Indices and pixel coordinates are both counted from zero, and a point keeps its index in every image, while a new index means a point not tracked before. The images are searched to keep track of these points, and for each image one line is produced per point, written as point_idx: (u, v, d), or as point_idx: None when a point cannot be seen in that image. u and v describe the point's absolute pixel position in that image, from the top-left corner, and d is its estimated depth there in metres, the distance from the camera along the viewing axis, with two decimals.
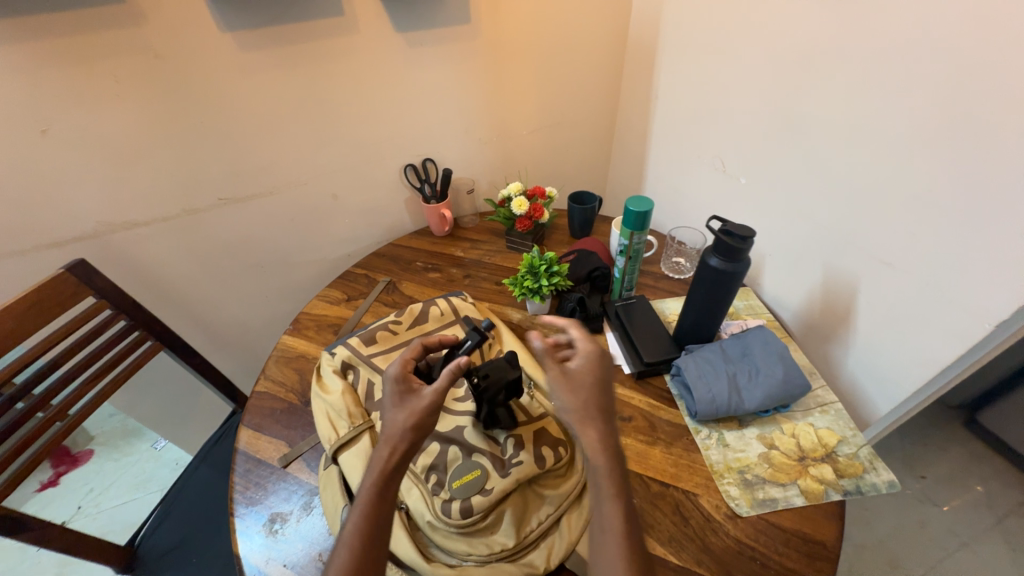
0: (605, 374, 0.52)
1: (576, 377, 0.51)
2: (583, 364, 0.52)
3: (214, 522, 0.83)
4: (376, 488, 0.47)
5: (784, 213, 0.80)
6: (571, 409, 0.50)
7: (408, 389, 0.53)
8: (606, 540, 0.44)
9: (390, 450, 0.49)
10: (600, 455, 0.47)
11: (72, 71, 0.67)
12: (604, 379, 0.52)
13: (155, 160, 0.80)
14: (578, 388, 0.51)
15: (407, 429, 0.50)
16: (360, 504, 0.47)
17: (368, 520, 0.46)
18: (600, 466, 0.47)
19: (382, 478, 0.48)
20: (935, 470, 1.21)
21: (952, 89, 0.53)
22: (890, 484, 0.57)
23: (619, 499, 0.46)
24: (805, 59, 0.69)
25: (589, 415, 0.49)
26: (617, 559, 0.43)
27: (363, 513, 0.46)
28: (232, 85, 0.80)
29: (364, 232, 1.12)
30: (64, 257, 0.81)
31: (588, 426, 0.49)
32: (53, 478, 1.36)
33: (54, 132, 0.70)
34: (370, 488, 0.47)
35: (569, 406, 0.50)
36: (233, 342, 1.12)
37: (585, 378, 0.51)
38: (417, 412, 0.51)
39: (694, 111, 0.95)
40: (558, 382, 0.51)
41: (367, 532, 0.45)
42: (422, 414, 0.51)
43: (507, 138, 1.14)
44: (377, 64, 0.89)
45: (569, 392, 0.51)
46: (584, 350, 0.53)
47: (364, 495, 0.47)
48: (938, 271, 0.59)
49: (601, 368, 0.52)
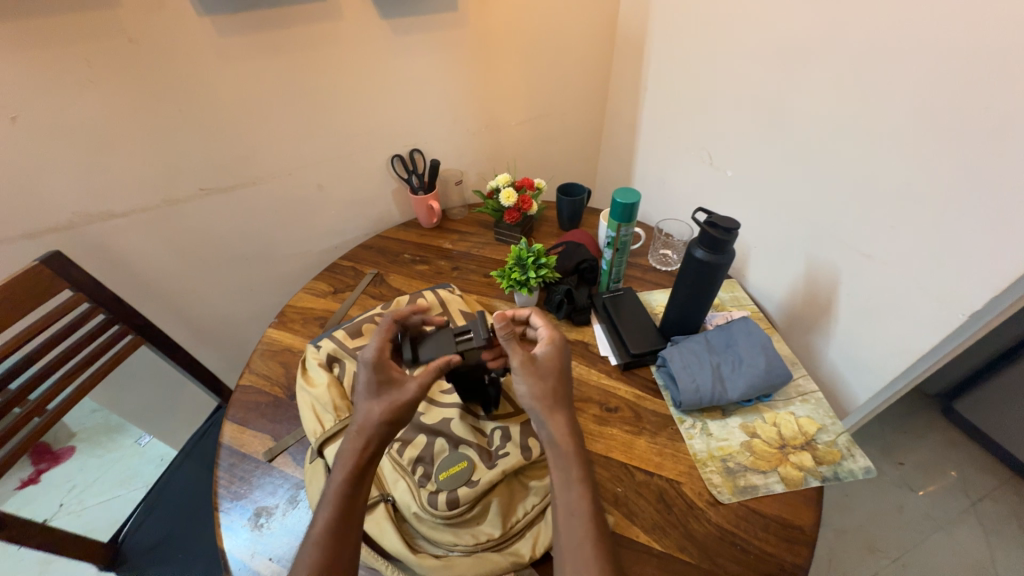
0: (566, 364, 0.57)
1: (541, 365, 0.55)
2: (547, 352, 0.57)
3: (200, 517, 0.82)
4: (348, 481, 0.49)
5: (769, 205, 0.81)
6: (538, 394, 0.53)
7: (389, 379, 0.54)
8: (574, 522, 0.46)
9: (364, 442, 0.51)
10: (569, 441, 0.50)
11: (42, 55, 0.65)
12: (564, 368, 0.56)
13: (132, 149, 0.78)
14: (545, 374, 0.55)
15: (380, 418, 0.51)
16: (332, 497, 0.48)
17: (339, 513, 0.47)
18: (567, 451, 0.50)
19: (352, 472, 0.49)
20: (913, 457, 1.24)
21: (932, 82, 0.53)
22: (866, 470, 0.59)
23: (585, 483, 0.48)
24: (791, 50, 0.70)
25: (554, 399, 0.53)
26: (586, 543, 0.45)
27: (336, 505, 0.47)
28: (211, 72, 0.77)
29: (351, 224, 1.11)
30: (38, 249, 0.79)
31: (555, 412, 0.52)
32: (33, 475, 1.32)
33: (24, 119, 0.68)
34: (342, 480, 0.48)
35: (537, 391, 0.53)
36: (218, 335, 1.11)
37: (550, 366, 0.56)
38: (392, 403, 0.52)
39: (682, 102, 0.95)
40: (526, 367, 0.55)
41: (340, 523, 0.46)
42: (396, 405, 0.52)
43: (495, 129, 1.13)
44: (362, 51, 0.87)
45: (535, 377, 0.54)
46: (548, 340, 0.58)
47: (336, 487, 0.48)
48: (916, 263, 0.60)
49: (561, 359, 0.57)
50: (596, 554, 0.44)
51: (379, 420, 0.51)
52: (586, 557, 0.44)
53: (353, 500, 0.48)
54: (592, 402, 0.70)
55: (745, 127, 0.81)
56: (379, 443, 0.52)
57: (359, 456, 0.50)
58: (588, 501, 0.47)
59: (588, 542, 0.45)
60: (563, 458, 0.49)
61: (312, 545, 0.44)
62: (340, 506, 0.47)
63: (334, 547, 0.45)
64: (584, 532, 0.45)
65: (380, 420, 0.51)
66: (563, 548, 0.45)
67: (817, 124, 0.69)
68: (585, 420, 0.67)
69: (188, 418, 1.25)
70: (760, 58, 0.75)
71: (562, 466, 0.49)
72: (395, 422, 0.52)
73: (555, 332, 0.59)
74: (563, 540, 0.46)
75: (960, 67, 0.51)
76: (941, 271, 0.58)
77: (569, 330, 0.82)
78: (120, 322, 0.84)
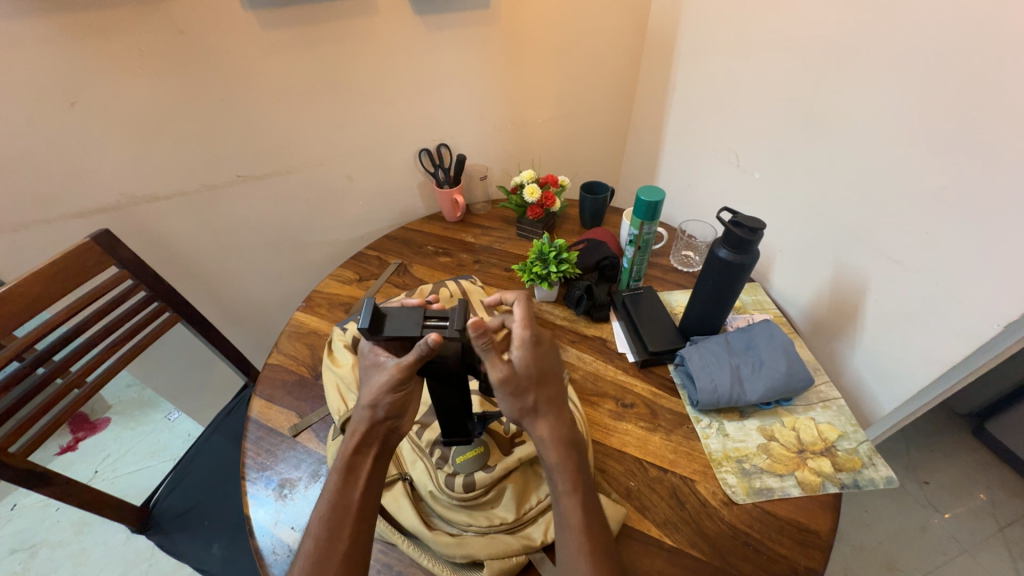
0: (545, 366, 0.52)
1: (518, 379, 0.50)
2: (521, 358, 0.51)
3: (225, 489, 0.86)
4: (341, 474, 0.50)
5: (797, 208, 0.80)
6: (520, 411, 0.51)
7: (375, 362, 0.52)
8: (567, 537, 0.47)
9: (353, 433, 0.51)
10: (553, 450, 0.50)
11: (98, 43, 0.69)
12: (541, 371, 0.51)
13: (177, 135, 0.82)
14: (521, 389, 0.50)
15: (366, 407, 0.51)
16: (328, 492, 0.49)
17: (333, 510, 0.48)
18: (552, 460, 0.50)
19: (345, 464, 0.50)
20: (940, 476, 1.20)
21: (974, 84, 0.52)
22: (887, 479, 0.58)
23: (576, 494, 0.49)
24: (823, 54, 0.69)
25: (532, 410, 0.51)
26: (578, 552, 0.46)
27: (329, 503, 0.48)
28: (253, 63, 0.81)
29: (378, 215, 1.14)
30: (89, 226, 0.83)
31: (539, 420, 0.51)
32: (72, 442, 1.46)
33: (83, 104, 0.72)
34: (335, 475, 0.49)
35: (515, 409, 0.51)
36: (248, 318, 1.16)
37: (527, 374, 0.51)
38: (374, 389, 0.50)
39: (710, 102, 0.94)
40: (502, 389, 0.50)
41: (333, 520, 0.47)
42: (377, 391, 0.50)
43: (522, 126, 1.14)
44: (396, 48, 0.90)
45: (511, 396, 0.50)
46: (519, 341, 0.51)
47: (331, 483, 0.49)
48: (955, 267, 0.58)
49: (539, 358, 0.52)
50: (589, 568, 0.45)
51: (367, 410, 0.51)
52: (580, 569, 0.45)
53: (346, 496, 0.48)
54: (609, 397, 0.71)
55: (774, 126, 0.80)
56: (371, 436, 0.51)
57: (352, 449, 0.51)
58: (580, 513, 0.48)
59: (582, 557, 0.46)
60: (551, 469, 0.50)
61: (307, 543, 0.46)
62: (334, 502, 0.48)
63: (326, 544, 0.46)
64: (577, 545, 0.46)
65: (366, 410, 0.51)
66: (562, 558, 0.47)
67: (848, 129, 0.68)
68: (600, 414, 0.68)
69: (215, 397, 1.30)
70: (789, 63, 0.75)
71: (552, 478, 0.50)
72: (380, 411, 0.51)
73: (525, 331, 0.51)
74: (563, 548, 0.47)
75: (1001, 74, 0.49)
76: (971, 279, 0.56)
77: (587, 326, 0.83)
78: (159, 300, 0.88)
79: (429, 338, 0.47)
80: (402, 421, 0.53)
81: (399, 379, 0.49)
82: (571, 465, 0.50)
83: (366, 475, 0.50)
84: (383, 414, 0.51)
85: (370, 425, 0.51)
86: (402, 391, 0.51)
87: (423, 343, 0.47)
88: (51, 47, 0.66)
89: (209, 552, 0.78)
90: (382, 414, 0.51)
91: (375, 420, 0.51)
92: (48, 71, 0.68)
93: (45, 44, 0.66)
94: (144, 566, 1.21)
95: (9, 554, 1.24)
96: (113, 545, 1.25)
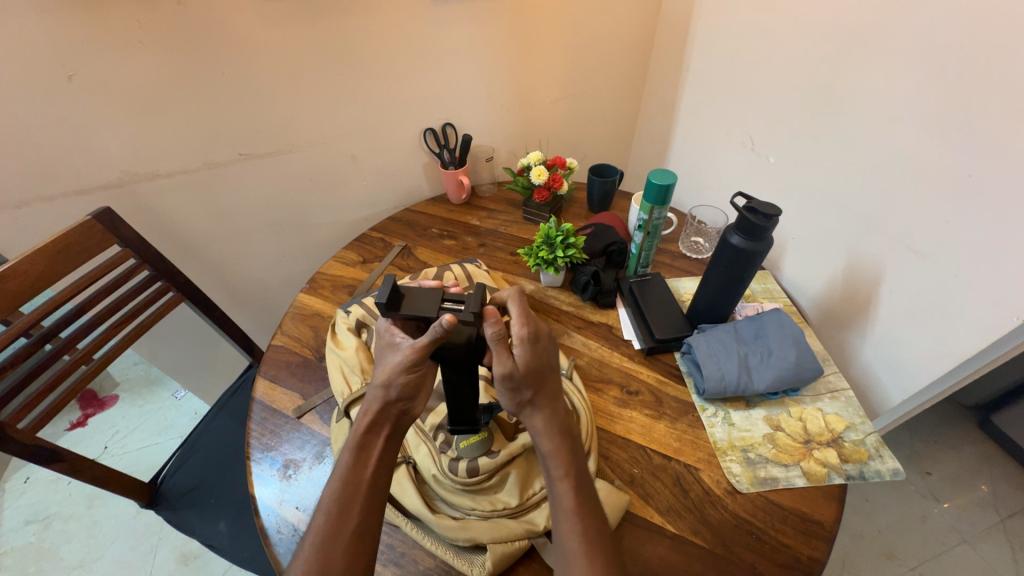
0: (547, 361, 0.52)
1: (518, 377, 0.49)
2: (522, 355, 0.50)
3: (231, 468, 0.87)
4: (354, 452, 0.50)
5: (811, 195, 0.77)
6: (519, 402, 0.51)
7: (390, 342, 0.52)
8: (561, 517, 0.48)
9: (365, 411, 0.51)
10: (546, 438, 0.50)
11: (92, 14, 0.67)
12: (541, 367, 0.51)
13: (177, 111, 0.80)
14: (519, 385, 0.50)
15: (380, 386, 0.51)
16: (339, 470, 0.49)
17: (343, 487, 0.48)
18: (547, 446, 0.50)
19: (358, 442, 0.50)
20: (942, 468, 1.20)
21: (998, 69, 0.50)
22: (894, 472, 0.57)
23: (569, 478, 0.49)
24: (845, 33, 0.66)
25: (528, 403, 0.51)
26: (571, 532, 0.46)
27: (341, 480, 0.48)
28: (253, 36, 0.78)
29: (382, 196, 1.12)
30: (90, 204, 0.83)
31: (532, 415, 0.51)
32: (82, 418, 1.48)
33: (80, 78, 0.71)
34: (347, 453, 0.49)
35: (512, 401, 0.51)
36: (252, 298, 1.15)
37: (526, 371, 0.50)
38: (387, 369, 0.50)
39: (724, 83, 0.91)
40: (504, 381, 0.49)
41: (344, 496, 0.47)
42: (391, 371, 0.50)
43: (529, 105, 1.11)
44: (399, 21, 0.86)
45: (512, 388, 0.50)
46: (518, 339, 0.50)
47: (343, 461, 0.49)
48: (976, 257, 0.56)
49: (537, 356, 0.51)
50: (582, 548, 0.45)
51: (380, 389, 0.51)
52: (574, 550, 0.45)
53: (358, 474, 0.48)
54: (613, 384, 0.70)
55: (789, 108, 0.77)
56: (383, 416, 0.51)
57: (363, 428, 0.51)
58: (572, 494, 0.48)
59: (576, 536, 0.46)
60: (546, 455, 0.50)
61: (318, 519, 0.46)
62: (345, 479, 0.48)
63: (336, 522, 0.46)
64: (571, 525, 0.47)
65: (379, 389, 0.51)
66: (556, 541, 0.47)
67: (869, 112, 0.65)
68: (605, 401, 0.68)
69: (221, 376, 1.31)
70: (809, 43, 0.71)
71: (546, 463, 0.50)
72: (393, 391, 0.50)
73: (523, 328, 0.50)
74: (557, 531, 0.48)
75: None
76: (992, 269, 0.54)
77: (593, 312, 0.82)
78: (163, 280, 0.87)
79: (443, 320, 0.46)
80: (415, 404, 0.52)
81: (412, 360, 0.49)
82: (565, 450, 0.50)
83: (377, 455, 0.50)
84: (395, 395, 0.51)
85: (382, 405, 0.51)
86: (416, 373, 0.50)
87: (437, 325, 0.47)
88: (44, 20, 0.64)
89: (216, 529, 0.79)
90: (394, 395, 0.51)
91: (387, 400, 0.51)
92: (41, 44, 0.66)
93: (38, 14, 0.64)
94: (154, 539, 1.24)
95: (24, 525, 1.27)
96: (123, 519, 1.28)
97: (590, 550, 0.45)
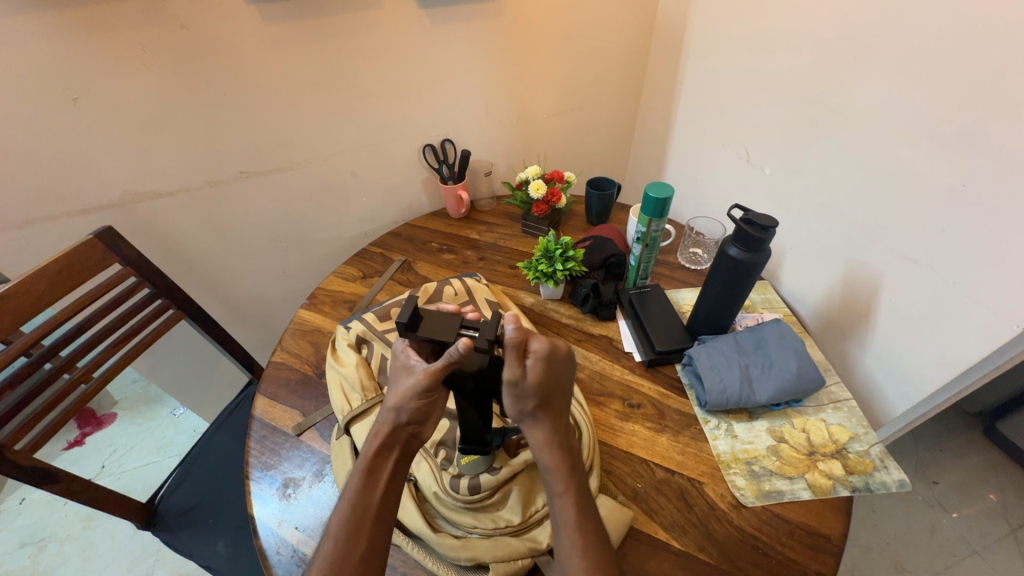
0: (552, 382, 0.51)
1: (524, 389, 0.49)
2: (534, 368, 0.49)
3: (230, 486, 0.86)
4: (364, 474, 0.49)
5: (808, 206, 0.78)
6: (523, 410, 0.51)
7: (404, 364, 0.52)
8: (563, 534, 0.47)
9: (376, 433, 0.51)
10: (547, 453, 0.50)
11: (98, 38, 0.68)
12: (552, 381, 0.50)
13: (179, 131, 0.81)
14: (522, 399, 0.49)
15: (392, 409, 0.51)
16: (348, 492, 0.48)
17: (352, 511, 0.47)
18: (547, 462, 0.50)
19: (367, 466, 0.50)
20: (950, 477, 1.19)
21: (987, 82, 0.51)
22: (900, 483, 0.56)
23: (570, 493, 0.49)
24: (835, 50, 0.67)
25: (530, 415, 0.51)
26: (574, 549, 0.46)
27: (350, 503, 0.47)
28: (254, 57, 0.80)
29: (382, 211, 1.13)
30: (93, 223, 0.83)
31: (536, 428, 0.51)
32: (79, 437, 1.47)
33: (85, 101, 0.72)
34: (356, 476, 0.49)
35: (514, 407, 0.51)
36: (253, 314, 1.16)
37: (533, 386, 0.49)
38: (400, 392, 0.50)
39: (718, 98, 0.93)
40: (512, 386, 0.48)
41: (352, 521, 0.46)
42: (403, 395, 0.50)
43: (526, 119, 1.12)
44: (398, 40, 0.88)
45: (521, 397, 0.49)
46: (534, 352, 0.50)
47: (352, 483, 0.49)
48: (978, 264, 0.56)
49: (549, 373, 0.50)
50: (585, 566, 0.45)
51: (391, 412, 0.51)
52: (575, 568, 0.45)
53: (366, 498, 0.48)
54: (615, 397, 0.70)
55: (783, 122, 0.79)
56: (394, 438, 0.51)
57: (373, 451, 0.50)
58: (575, 510, 0.48)
59: (578, 553, 0.45)
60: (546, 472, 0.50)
61: (326, 544, 0.46)
62: (353, 503, 0.48)
63: (344, 546, 0.45)
64: (573, 542, 0.46)
65: (390, 412, 0.51)
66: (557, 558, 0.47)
67: (862, 124, 0.66)
68: (607, 414, 0.67)
69: (220, 393, 1.30)
70: (800, 60, 0.73)
71: (546, 479, 0.50)
72: (403, 414, 0.50)
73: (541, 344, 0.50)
74: (558, 547, 0.47)
75: (1010, 73, 0.49)
76: (991, 279, 0.55)
77: (593, 325, 0.82)
78: (163, 297, 0.87)
79: (459, 344, 0.45)
80: (425, 428, 0.52)
81: (426, 384, 0.49)
82: (565, 466, 0.50)
83: (387, 478, 0.50)
84: (405, 418, 0.51)
85: (393, 427, 0.51)
86: (428, 399, 0.50)
87: (455, 349, 0.46)
88: (53, 43, 0.66)
89: (214, 549, 0.78)
90: (405, 418, 0.51)
91: (398, 423, 0.51)
92: (49, 66, 0.67)
93: (44, 40, 0.65)
94: (150, 561, 1.22)
95: (18, 548, 1.25)
96: (120, 540, 1.26)
97: (591, 568, 0.44)
